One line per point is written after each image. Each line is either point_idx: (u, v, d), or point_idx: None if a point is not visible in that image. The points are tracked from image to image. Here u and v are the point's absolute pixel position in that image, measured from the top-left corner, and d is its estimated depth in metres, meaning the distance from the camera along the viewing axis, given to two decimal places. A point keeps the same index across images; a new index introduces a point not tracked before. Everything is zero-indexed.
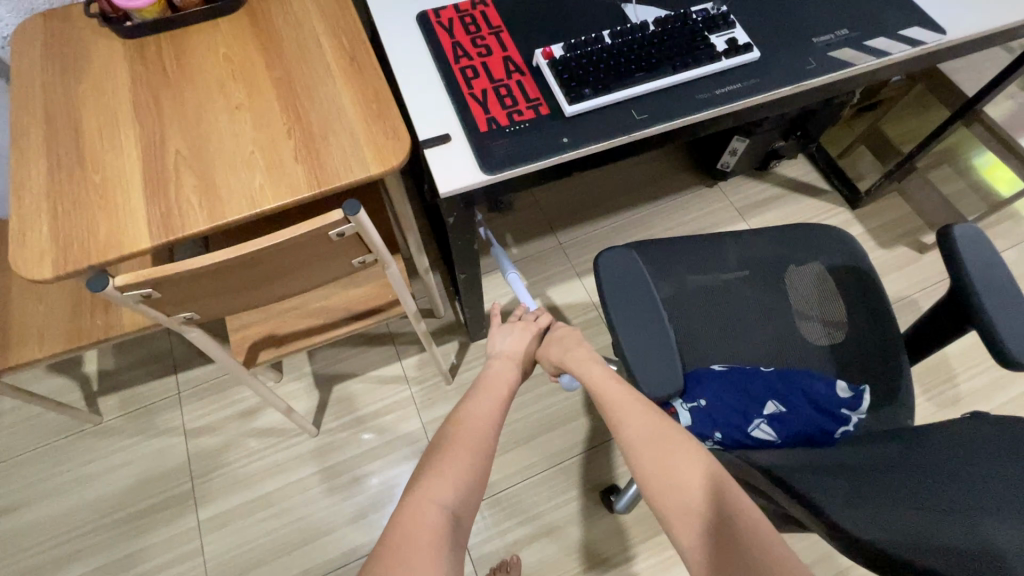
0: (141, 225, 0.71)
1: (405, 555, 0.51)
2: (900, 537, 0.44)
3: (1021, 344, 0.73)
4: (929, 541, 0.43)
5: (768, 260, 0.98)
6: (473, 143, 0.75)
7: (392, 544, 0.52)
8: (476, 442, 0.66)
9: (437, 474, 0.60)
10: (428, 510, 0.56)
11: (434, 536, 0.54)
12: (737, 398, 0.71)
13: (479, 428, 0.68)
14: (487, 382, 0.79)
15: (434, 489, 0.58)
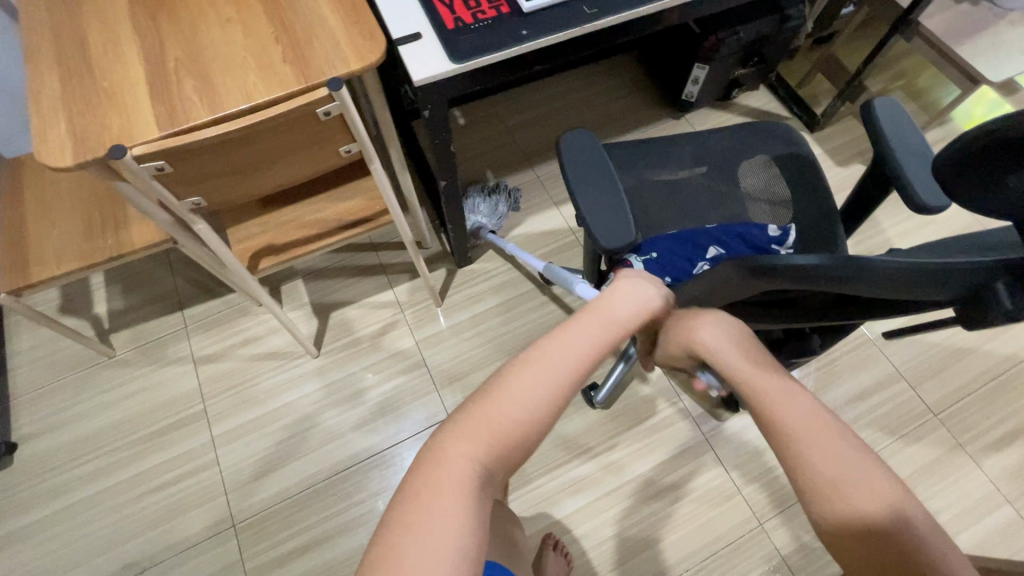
0: (150, 122, 0.79)
1: (416, 536, 0.41)
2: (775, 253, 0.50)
3: (928, 191, 0.83)
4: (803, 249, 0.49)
5: (719, 154, 1.08)
6: (441, 39, 0.84)
7: (405, 510, 0.43)
8: (537, 415, 0.48)
9: (467, 447, 0.46)
10: (450, 468, 0.45)
11: (454, 533, 0.42)
12: (684, 248, 0.81)
13: (548, 381, 0.49)
14: (581, 329, 0.52)
15: (457, 457, 0.46)
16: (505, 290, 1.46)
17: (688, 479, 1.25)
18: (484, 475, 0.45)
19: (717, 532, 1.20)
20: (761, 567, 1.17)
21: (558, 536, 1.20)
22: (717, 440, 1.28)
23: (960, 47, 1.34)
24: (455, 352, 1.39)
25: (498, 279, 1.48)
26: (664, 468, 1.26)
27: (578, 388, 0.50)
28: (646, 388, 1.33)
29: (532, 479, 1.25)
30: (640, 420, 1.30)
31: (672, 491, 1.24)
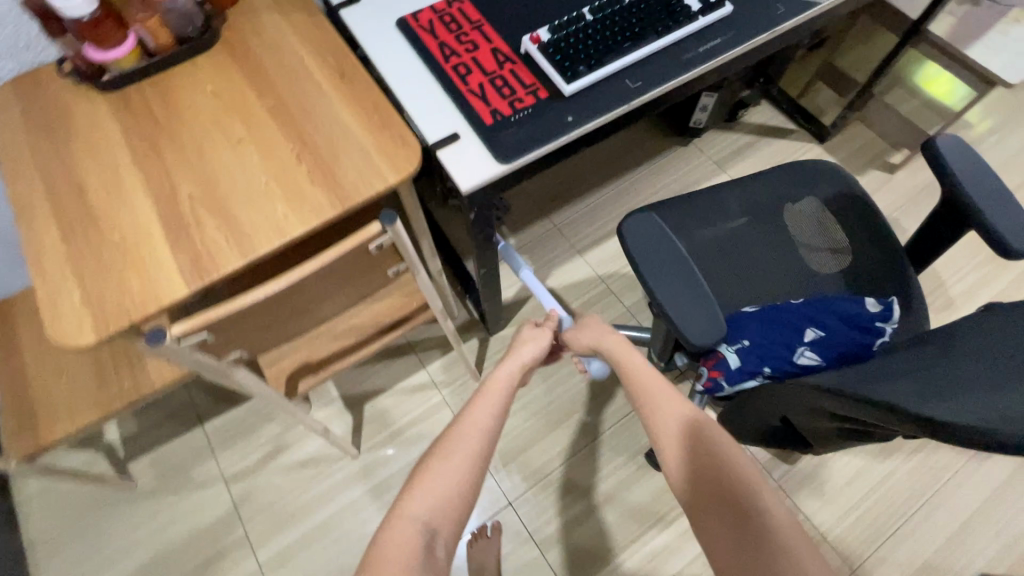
0: (173, 275, 0.70)
1: (382, 570, 0.53)
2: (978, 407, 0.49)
3: (1015, 232, 0.79)
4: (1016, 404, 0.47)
5: (766, 202, 1.03)
6: (482, 137, 0.77)
7: (374, 562, 0.54)
8: (468, 447, 0.65)
9: (416, 490, 0.61)
10: (400, 529, 0.57)
11: (412, 556, 0.55)
12: (777, 333, 0.75)
13: (471, 435, 0.66)
14: (493, 382, 0.75)
15: (411, 506, 0.59)
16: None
17: None
18: (434, 504, 0.60)
19: None
20: None
21: None
22: (790, 486, 1.24)
23: (971, 50, 1.32)
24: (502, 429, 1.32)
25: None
26: None
27: (496, 423, 0.69)
28: None
29: (608, 558, 1.19)
30: None
31: None
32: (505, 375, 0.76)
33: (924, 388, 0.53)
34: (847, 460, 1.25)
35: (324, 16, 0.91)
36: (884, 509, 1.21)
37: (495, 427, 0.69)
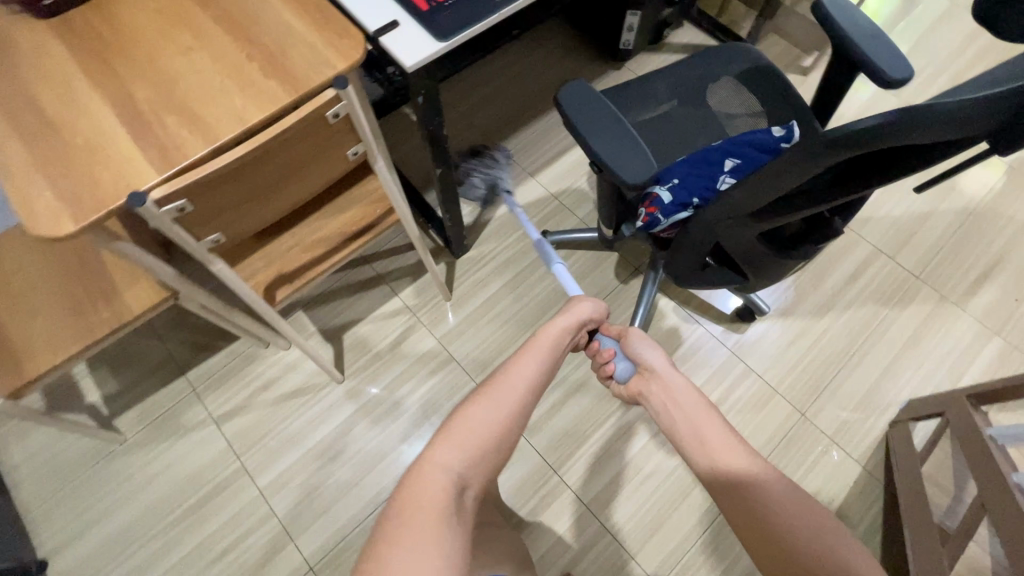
0: (143, 166, 0.74)
1: (407, 525, 0.53)
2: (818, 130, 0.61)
3: (891, 66, 0.91)
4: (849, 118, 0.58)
5: (689, 83, 1.13)
6: (420, 22, 0.84)
7: (397, 511, 0.55)
8: (511, 406, 0.67)
9: (449, 442, 0.62)
10: (431, 482, 0.58)
11: (439, 511, 0.55)
12: (701, 168, 0.86)
13: (508, 405, 0.66)
14: (534, 346, 0.76)
15: (442, 457, 0.60)
16: (509, 269, 1.47)
17: (728, 393, 1.33)
18: (466, 459, 0.62)
19: (769, 433, 1.29)
20: (815, 452, 1.26)
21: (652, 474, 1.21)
22: (743, 351, 1.36)
23: None
24: (478, 339, 1.40)
25: (498, 259, 1.49)
26: (705, 390, 1.33)
27: (537, 388, 0.71)
28: (667, 322, 1.40)
29: (588, 435, 1.29)
30: (670, 354, 1.37)
31: (718, 408, 1.31)
32: (549, 341, 0.78)
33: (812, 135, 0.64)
34: (789, 322, 1.40)
35: None
36: (824, 359, 1.35)
37: (534, 390, 0.70)
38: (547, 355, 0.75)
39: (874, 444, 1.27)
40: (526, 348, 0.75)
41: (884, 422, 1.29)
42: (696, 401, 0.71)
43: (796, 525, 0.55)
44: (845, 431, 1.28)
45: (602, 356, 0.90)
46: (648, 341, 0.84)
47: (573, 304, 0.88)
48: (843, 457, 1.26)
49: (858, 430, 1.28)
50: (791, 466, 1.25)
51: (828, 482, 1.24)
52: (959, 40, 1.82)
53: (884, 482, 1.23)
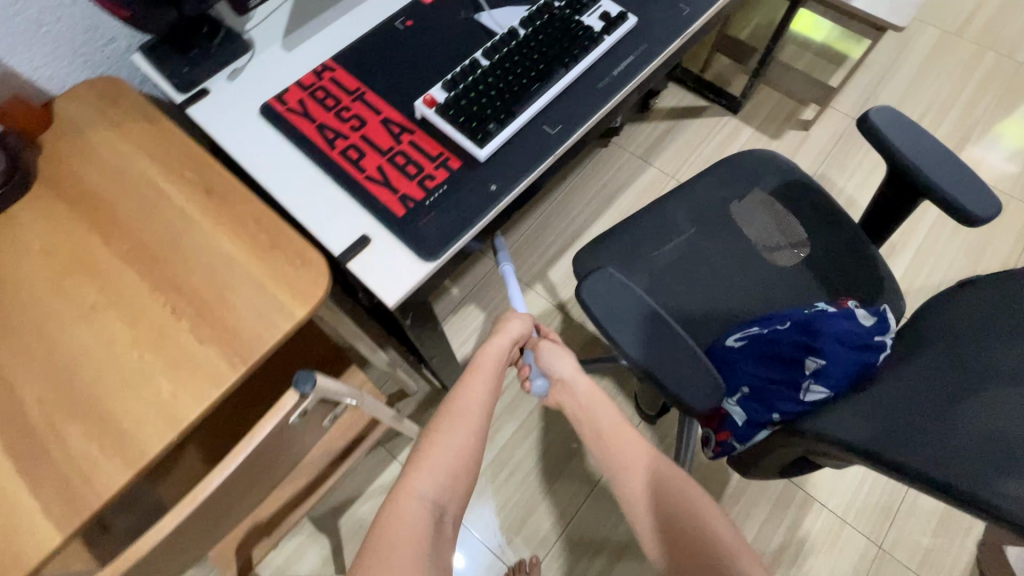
0: (37, 518, 0.53)
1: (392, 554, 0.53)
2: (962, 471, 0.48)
3: (972, 200, 0.75)
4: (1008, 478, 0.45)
5: (713, 207, 0.96)
6: (398, 233, 0.64)
7: (374, 546, 0.54)
8: (470, 429, 0.66)
9: (424, 466, 0.62)
10: (409, 514, 0.57)
11: (422, 536, 0.56)
12: (774, 371, 0.69)
13: (470, 426, 0.66)
14: (480, 361, 0.73)
15: (417, 484, 0.60)
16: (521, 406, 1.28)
17: (793, 531, 1.15)
18: (439, 481, 0.61)
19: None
20: None
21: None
22: (800, 476, 1.19)
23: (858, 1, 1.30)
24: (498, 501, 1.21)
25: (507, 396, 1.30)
26: (767, 531, 1.16)
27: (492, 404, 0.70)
28: (709, 451, 1.23)
29: None
30: (719, 491, 1.19)
31: (785, 551, 1.14)
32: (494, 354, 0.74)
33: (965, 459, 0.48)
34: None
35: (171, 120, 0.74)
36: (891, 473, 1.19)
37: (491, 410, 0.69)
38: (492, 371, 0.72)
39: (966, 573, 1.11)
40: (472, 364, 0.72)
41: (972, 543, 1.13)
42: (605, 404, 0.74)
43: (690, 503, 0.59)
44: (931, 561, 1.12)
45: (520, 369, 0.83)
46: (563, 349, 0.80)
47: (502, 320, 0.78)
48: None
49: (945, 558, 1.12)
50: None
51: None
52: (958, 72, 1.70)
53: None
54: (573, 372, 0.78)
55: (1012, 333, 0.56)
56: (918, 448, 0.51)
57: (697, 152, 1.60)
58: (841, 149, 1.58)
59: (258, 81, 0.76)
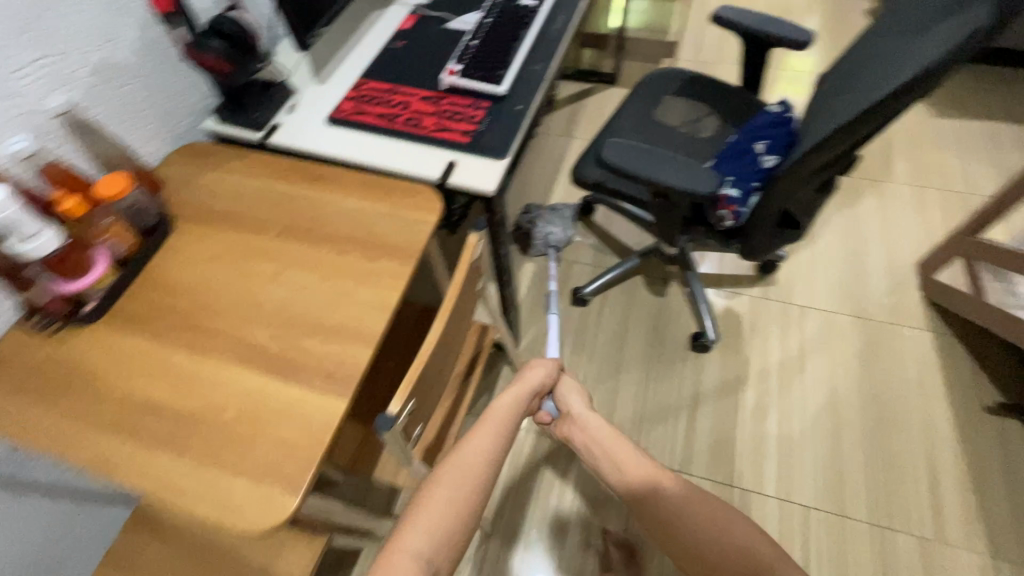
0: (318, 399, 0.68)
1: None
2: (866, 99, 0.76)
3: (797, 33, 1.15)
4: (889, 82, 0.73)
5: (646, 111, 1.31)
6: (470, 153, 0.90)
7: None
8: (483, 462, 0.76)
9: (420, 520, 0.68)
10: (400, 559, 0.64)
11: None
12: (741, 159, 1.00)
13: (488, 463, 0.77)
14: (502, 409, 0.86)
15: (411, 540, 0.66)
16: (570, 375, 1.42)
17: (803, 334, 1.46)
18: (440, 531, 0.68)
19: (852, 345, 1.44)
20: (892, 341, 1.43)
21: (786, 439, 1.31)
22: (787, 296, 1.52)
23: None
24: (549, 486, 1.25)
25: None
26: (787, 342, 1.45)
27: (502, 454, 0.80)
28: (718, 307, 1.52)
29: (732, 435, 1.33)
30: (740, 330, 1.47)
31: (806, 350, 1.43)
32: (525, 388, 0.91)
33: (878, 86, 0.76)
34: (799, 258, 1.59)
35: (258, 152, 0.95)
36: (844, 267, 1.56)
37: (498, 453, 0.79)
38: (506, 417, 0.85)
39: (925, 309, 1.47)
40: (500, 403, 0.87)
41: (918, 290, 1.50)
42: (610, 437, 0.90)
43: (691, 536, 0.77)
44: (899, 312, 1.47)
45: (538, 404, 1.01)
46: (575, 388, 0.98)
47: (527, 369, 0.95)
48: (912, 331, 1.44)
49: (906, 307, 1.48)
50: (887, 361, 1.40)
51: (918, 356, 1.40)
52: None
53: (953, 333, 1.42)
54: (579, 408, 0.95)
55: (861, 62, 0.91)
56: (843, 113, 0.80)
57: (602, 118, 2.00)
58: None
59: (313, 108, 1.00)
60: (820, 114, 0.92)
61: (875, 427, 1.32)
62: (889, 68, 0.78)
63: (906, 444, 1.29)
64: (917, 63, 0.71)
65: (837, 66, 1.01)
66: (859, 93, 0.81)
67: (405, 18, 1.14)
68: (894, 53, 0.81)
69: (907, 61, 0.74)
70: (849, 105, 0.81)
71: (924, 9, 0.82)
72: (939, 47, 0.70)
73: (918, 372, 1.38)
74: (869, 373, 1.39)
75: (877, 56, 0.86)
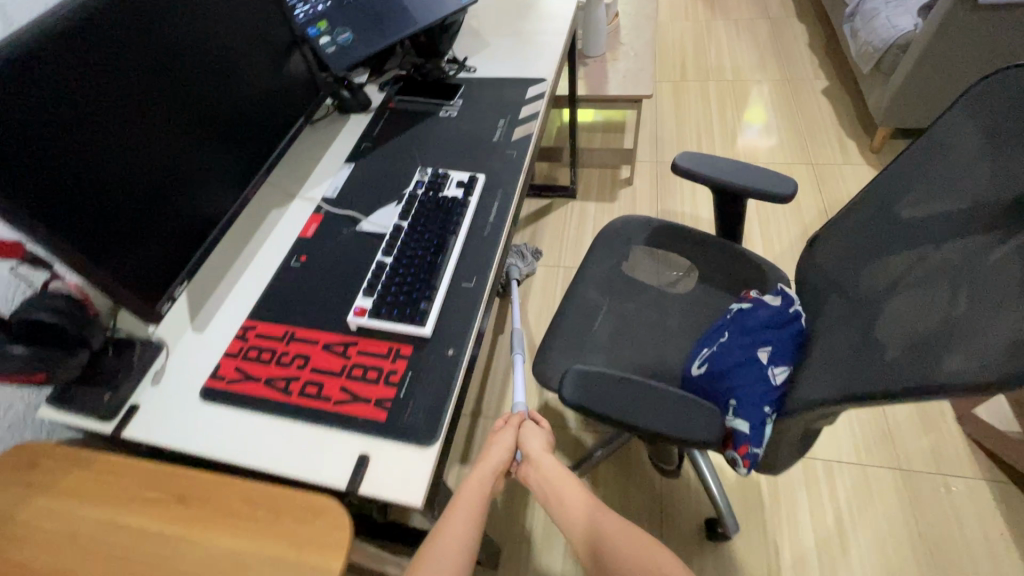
0: None
1: None
2: (917, 363, 0.54)
3: (776, 184, 0.97)
4: (948, 346, 0.51)
5: (613, 272, 1.11)
6: (391, 436, 0.66)
7: None
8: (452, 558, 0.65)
9: None
10: None
11: None
12: (742, 375, 0.77)
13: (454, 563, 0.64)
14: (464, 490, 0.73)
15: None
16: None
17: (835, 499, 1.22)
18: None
19: (896, 509, 1.19)
20: (942, 498, 1.19)
21: None
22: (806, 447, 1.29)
23: (610, 90, 1.69)
24: None
25: None
26: (819, 515, 1.20)
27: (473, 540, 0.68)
28: (730, 474, 1.27)
29: None
30: (760, 502, 1.23)
31: (843, 524, 1.18)
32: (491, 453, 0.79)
33: (928, 339, 0.54)
34: None
35: (108, 453, 0.71)
36: (865, 402, 1.34)
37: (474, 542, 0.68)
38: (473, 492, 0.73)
39: (971, 451, 1.24)
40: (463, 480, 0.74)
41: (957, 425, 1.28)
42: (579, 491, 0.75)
43: None
44: (941, 457, 1.24)
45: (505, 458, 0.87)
46: (541, 431, 0.84)
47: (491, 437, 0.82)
48: (963, 481, 1.21)
49: (948, 449, 1.25)
50: (943, 528, 1.16)
51: (978, 517, 1.16)
52: (699, 104, 2.22)
53: (1011, 481, 1.20)
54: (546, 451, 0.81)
55: (882, 258, 0.70)
56: (885, 367, 0.57)
57: (565, 239, 1.83)
58: (664, 187, 1.94)
59: (185, 372, 0.76)
60: (837, 335, 0.70)
61: None
62: (931, 302, 0.57)
63: None
64: (983, 325, 0.49)
65: (840, 238, 0.81)
66: (898, 330, 0.59)
67: (309, 219, 0.93)
68: (929, 274, 0.60)
69: (961, 308, 0.53)
70: (887, 349, 0.59)
71: (950, 215, 0.62)
72: (1010, 307, 0.48)
73: (982, 539, 1.14)
74: (924, 546, 1.14)
75: (905, 260, 0.65)
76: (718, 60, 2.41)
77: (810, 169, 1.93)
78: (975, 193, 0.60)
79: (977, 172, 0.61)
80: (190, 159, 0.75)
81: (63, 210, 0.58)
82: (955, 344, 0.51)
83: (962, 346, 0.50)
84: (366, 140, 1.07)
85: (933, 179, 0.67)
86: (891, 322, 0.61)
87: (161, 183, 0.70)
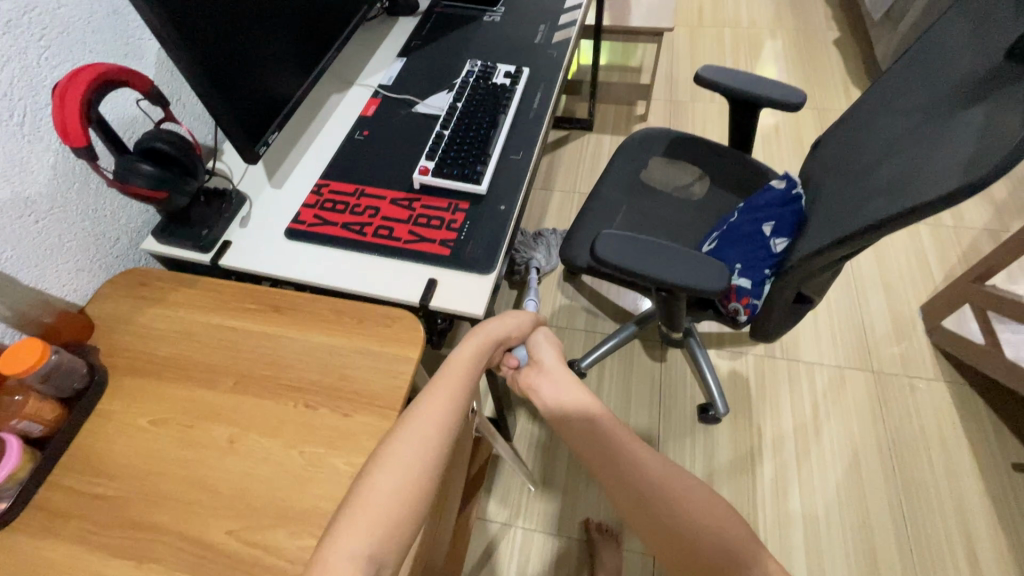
0: None
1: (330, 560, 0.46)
2: (899, 199, 0.66)
3: (787, 94, 1.08)
4: (925, 180, 0.64)
5: (634, 176, 1.23)
6: (455, 268, 0.79)
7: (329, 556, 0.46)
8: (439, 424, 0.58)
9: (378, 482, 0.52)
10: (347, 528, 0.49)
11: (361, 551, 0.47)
12: (747, 245, 0.92)
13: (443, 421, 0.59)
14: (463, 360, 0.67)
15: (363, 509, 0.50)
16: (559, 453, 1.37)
17: (814, 394, 1.38)
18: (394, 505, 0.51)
19: (865, 402, 1.36)
20: (906, 395, 1.36)
21: (810, 518, 1.22)
22: (792, 352, 1.44)
23: (634, 22, 1.76)
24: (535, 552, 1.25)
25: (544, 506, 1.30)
26: (798, 405, 1.36)
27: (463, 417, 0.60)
28: (723, 370, 1.43)
29: (754, 518, 1.23)
30: (748, 394, 1.39)
31: (819, 413, 1.35)
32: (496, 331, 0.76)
33: (910, 182, 0.66)
34: None
35: (208, 278, 0.83)
36: (847, 316, 1.49)
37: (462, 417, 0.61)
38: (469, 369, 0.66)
39: (936, 358, 1.40)
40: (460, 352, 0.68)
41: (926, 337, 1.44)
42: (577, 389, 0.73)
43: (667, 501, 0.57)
44: (909, 362, 1.41)
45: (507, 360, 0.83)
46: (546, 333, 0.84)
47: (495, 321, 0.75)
48: (926, 382, 1.37)
49: (916, 356, 1.41)
50: (904, 418, 1.33)
51: (936, 411, 1.33)
52: (714, 49, 2.29)
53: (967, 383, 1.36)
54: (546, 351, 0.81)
55: (876, 139, 0.82)
56: (872, 209, 0.70)
57: (581, 168, 1.93)
58: (677, 125, 2.03)
59: (269, 218, 0.88)
60: (832, 203, 0.83)
61: (902, 496, 1.24)
62: (917, 157, 0.69)
63: (936, 513, 1.21)
64: (954, 159, 0.61)
65: (840, 133, 0.93)
66: (886, 184, 0.71)
67: (368, 102, 1.03)
68: (916, 139, 0.72)
69: (939, 153, 0.65)
70: (874, 199, 0.71)
71: (937, 93, 0.74)
72: (976, 143, 0.60)
73: (937, 428, 1.31)
74: (887, 433, 1.31)
75: (897, 136, 0.77)
76: (735, 7, 2.47)
77: (815, 115, 2.04)
78: (960, 72, 0.72)
79: (962, 58, 0.73)
80: (280, 24, 0.83)
81: (199, 46, 0.67)
82: (931, 178, 0.63)
83: (935, 178, 0.62)
84: (415, 38, 1.15)
85: (927, 69, 0.78)
86: (880, 181, 0.73)
87: (260, 41, 0.79)
